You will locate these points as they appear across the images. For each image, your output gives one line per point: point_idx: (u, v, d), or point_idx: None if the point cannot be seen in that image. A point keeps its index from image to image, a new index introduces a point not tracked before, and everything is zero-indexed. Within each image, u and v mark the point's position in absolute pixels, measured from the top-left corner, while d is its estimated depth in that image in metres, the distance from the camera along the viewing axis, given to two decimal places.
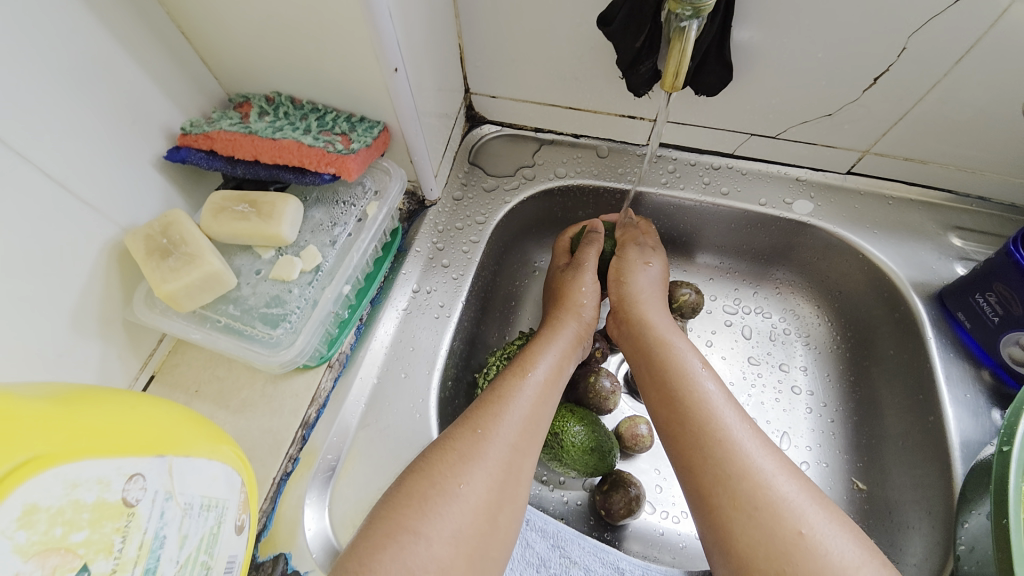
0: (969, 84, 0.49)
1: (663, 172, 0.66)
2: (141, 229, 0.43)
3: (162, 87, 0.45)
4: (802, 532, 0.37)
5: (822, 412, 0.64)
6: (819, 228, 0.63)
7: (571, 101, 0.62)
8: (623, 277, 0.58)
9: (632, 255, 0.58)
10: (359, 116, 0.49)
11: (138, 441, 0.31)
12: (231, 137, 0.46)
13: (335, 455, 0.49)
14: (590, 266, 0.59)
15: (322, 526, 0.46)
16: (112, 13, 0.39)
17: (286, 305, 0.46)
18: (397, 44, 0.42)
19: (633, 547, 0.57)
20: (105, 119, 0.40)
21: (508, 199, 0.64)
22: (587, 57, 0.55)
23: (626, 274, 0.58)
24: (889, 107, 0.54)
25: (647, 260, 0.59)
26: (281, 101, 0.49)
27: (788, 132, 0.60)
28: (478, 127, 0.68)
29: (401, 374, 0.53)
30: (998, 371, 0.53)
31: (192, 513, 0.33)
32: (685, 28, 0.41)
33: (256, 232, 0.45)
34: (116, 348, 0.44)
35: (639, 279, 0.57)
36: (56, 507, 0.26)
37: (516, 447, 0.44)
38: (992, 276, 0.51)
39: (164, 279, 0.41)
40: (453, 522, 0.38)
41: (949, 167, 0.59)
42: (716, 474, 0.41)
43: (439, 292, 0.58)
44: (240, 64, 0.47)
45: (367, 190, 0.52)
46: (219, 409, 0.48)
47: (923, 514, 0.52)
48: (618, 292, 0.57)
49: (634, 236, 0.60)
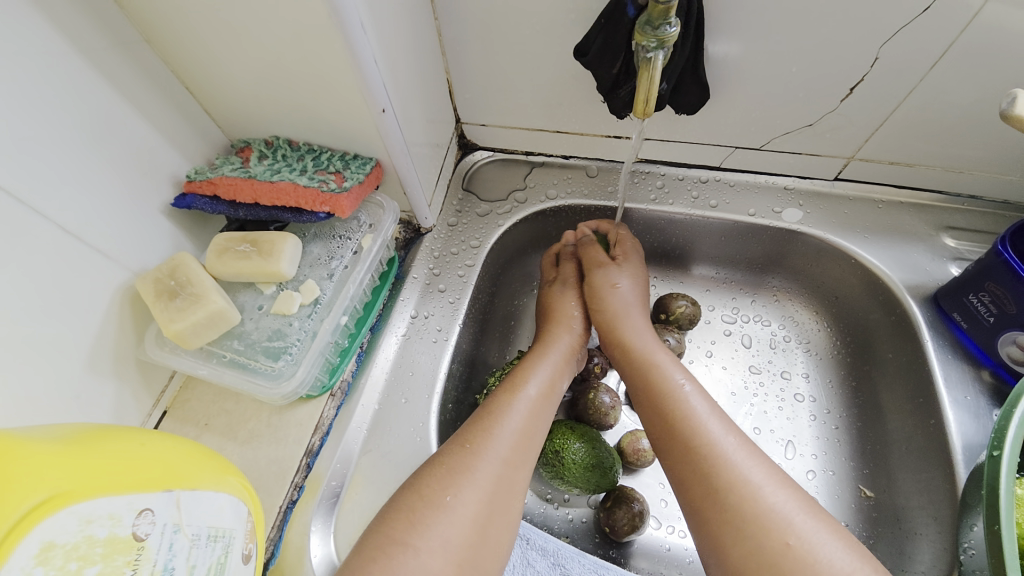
0: (944, 90, 0.50)
1: (652, 188, 0.67)
2: (150, 273, 0.45)
3: (169, 138, 0.48)
4: (790, 542, 0.37)
5: (827, 419, 0.64)
6: (809, 235, 0.64)
7: (558, 125, 0.64)
8: (595, 305, 0.58)
9: (598, 278, 0.59)
10: (353, 155, 0.52)
11: (147, 477, 0.33)
12: (232, 181, 0.48)
13: (340, 481, 0.50)
14: (573, 283, 0.61)
15: (328, 552, 0.47)
16: (122, 76, 0.43)
17: (286, 338, 0.48)
18: (384, 85, 0.45)
19: (640, 564, 0.57)
20: (118, 172, 0.44)
21: (501, 223, 0.66)
22: (570, 83, 0.57)
23: (597, 300, 0.58)
24: (868, 115, 0.55)
25: (615, 281, 0.58)
26: (279, 144, 0.52)
27: (772, 143, 0.61)
28: (471, 155, 0.70)
29: (402, 399, 0.55)
30: (998, 371, 0.53)
31: (200, 544, 0.34)
32: (652, 57, 0.43)
33: (257, 269, 0.47)
34: (130, 387, 0.46)
35: (614, 299, 0.58)
36: (71, 543, 0.27)
37: (509, 461, 0.44)
38: (984, 275, 0.51)
39: (172, 319, 0.44)
40: (444, 534, 0.39)
41: (936, 168, 0.59)
42: (706, 487, 0.42)
43: (436, 317, 0.59)
44: (241, 114, 0.50)
45: (362, 223, 0.54)
46: (228, 440, 0.50)
47: (930, 520, 0.52)
48: (597, 316, 0.58)
49: (595, 254, 0.61)
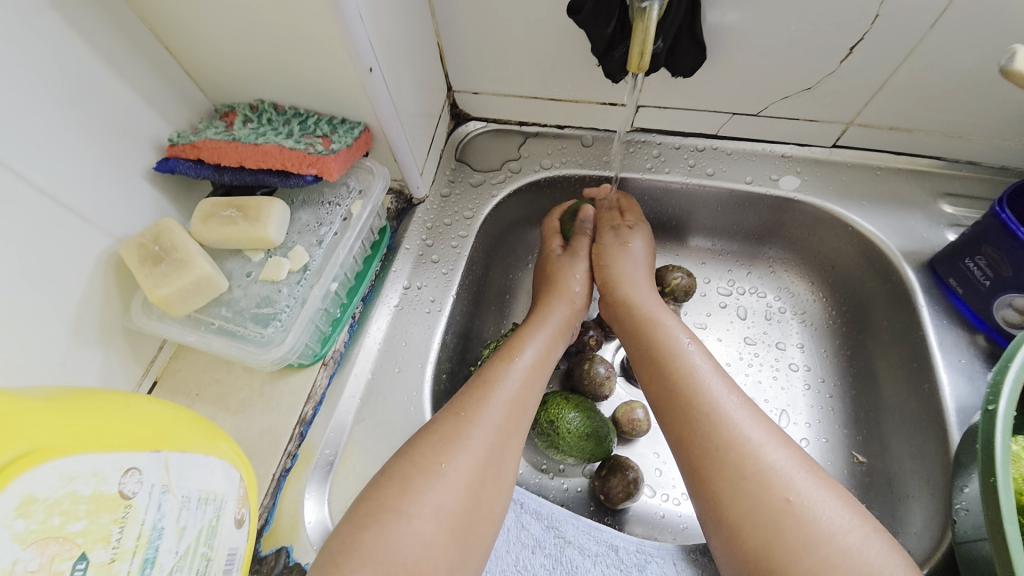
0: (946, 51, 0.49)
1: (648, 157, 0.66)
2: (133, 239, 0.44)
3: (149, 100, 0.46)
4: (790, 499, 0.38)
5: (821, 388, 0.64)
6: (806, 204, 0.63)
7: (551, 92, 0.62)
8: (603, 262, 0.58)
9: (607, 239, 0.59)
10: (340, 119, 0.51)
11: (134, 436, 0.33)
12: (215, 144, 0.47)
13: (333, 450, 0.50)
14: (585, 255, 0.60)
15: (322, 517, 0.47)
16: (98, 32, 0.41)
17: (276, 304, 0.47)
18: (370, 44, 0.44)
19: (635, 529, 0.58)
20: (97, 134, 0.42)
21: (495, 193, 0.65)
22: (564, 47, 0.56)
23: (604, 260, 0.58)
24: (868, 78, 0.54)
25: (625, 242, 0.58)
26: (264, 108, 0.51)
27: (769, 109, 0.60)
28: (463, 125, 0.69)
29: (395, 368, 0.54)
30: (993, 335, 0.53)
31: (190, 505, 0.34)
32: (647, 8, 0.42)
33: (243, 235, 0.46)
34: (118, 355, 0.45)
35: (621, 260, 0.58)
36: (53, 498, 0.27)
37: (502, 428, 0.44)
38: (982, 239, 0.51)
39: (157, 285, 0.43)
40: (437, 499, 0.39)
41: (935, 133, 0.58)
42: (706, 446, 0.41)
43: (429, 288, 0.59)
44: (224, 76, 0.49)
45: (351, 190, 0.53)
46: (220, 410, 0.49)
47: (922, 482, 0.52)
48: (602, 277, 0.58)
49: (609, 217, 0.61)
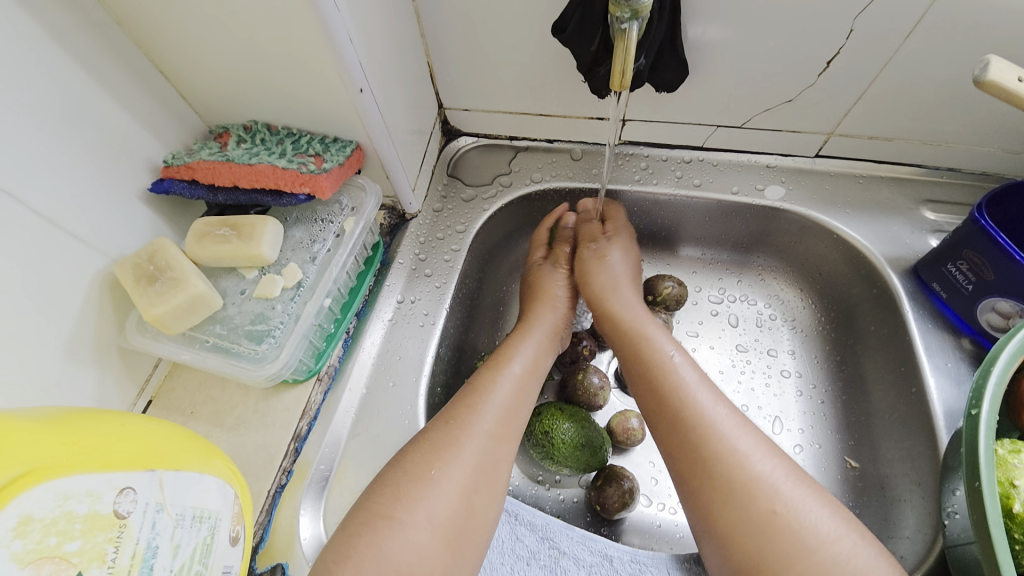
0: (920, 62, 0.51)
1: (636, 169, 0.67)
2: (128, 258, 0.45)
3: (145, 123, 0.47)
4: (776, 510, 0.38)
5: (812, 394, 0.64)
6: (791, 212, 0.64)
7: (540, 108, 0.64)
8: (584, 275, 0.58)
9: (586, 253, 0.59)
10: (332, 137, 0.52)
11: (130, 455, 0.33)
12: (209, 165, 0.48)
13: (328, 465, 0.50)
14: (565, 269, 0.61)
15: (317, 532, 0.47)
16: (95, 58, 0.42)
17: (269, 321, 0.47)
18: (360, 65, 0.45)
19: (631, 540, 0.58)
20: (94, 157, 0.43)
21: (486, 207, 0.66)
22: (551, 64, 0.57)
23: (586, 271, 0.58)
24: (846, 89, 0.55)
25: (602, 254, 0.58)
26: (257, 128, 0.52)
27: (752, 121, 0.61)
28: (455, 141, 0.70)
29: (390, 382, 0.55)
30: (977, 339, 0.54)
31: (184, 524, 0.34)
32: (627, 28, 0.43)
33: (237, 252, 0.47)
34: (113, 375, 0.46)
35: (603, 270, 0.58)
36: (49, 518, 0.27)
37: (494, 435, 0.45)
38: (962, 244, 0.52)
39: (152, 304, 0.43)
40: (431, 507, 0.39)
41: (914, 142, 0.60)
42: (696, 453, 0.42)
43: (423, 301, 0.59)
44: (219, 98, 0.50)
45: (344, 207, 0.54)
46: (215, 427, 0.49)
47: (914, 485, 0.53)
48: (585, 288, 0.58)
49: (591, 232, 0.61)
